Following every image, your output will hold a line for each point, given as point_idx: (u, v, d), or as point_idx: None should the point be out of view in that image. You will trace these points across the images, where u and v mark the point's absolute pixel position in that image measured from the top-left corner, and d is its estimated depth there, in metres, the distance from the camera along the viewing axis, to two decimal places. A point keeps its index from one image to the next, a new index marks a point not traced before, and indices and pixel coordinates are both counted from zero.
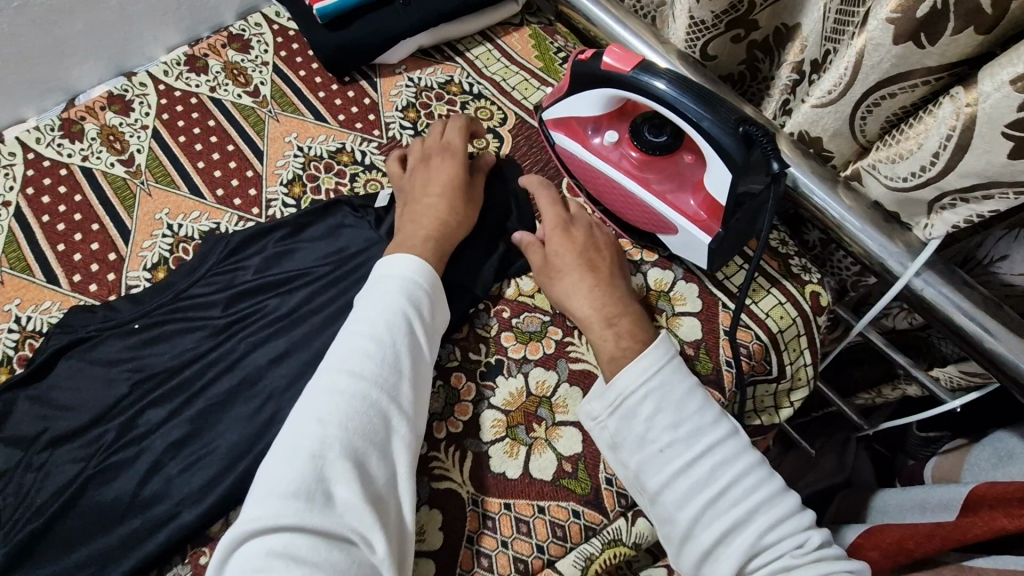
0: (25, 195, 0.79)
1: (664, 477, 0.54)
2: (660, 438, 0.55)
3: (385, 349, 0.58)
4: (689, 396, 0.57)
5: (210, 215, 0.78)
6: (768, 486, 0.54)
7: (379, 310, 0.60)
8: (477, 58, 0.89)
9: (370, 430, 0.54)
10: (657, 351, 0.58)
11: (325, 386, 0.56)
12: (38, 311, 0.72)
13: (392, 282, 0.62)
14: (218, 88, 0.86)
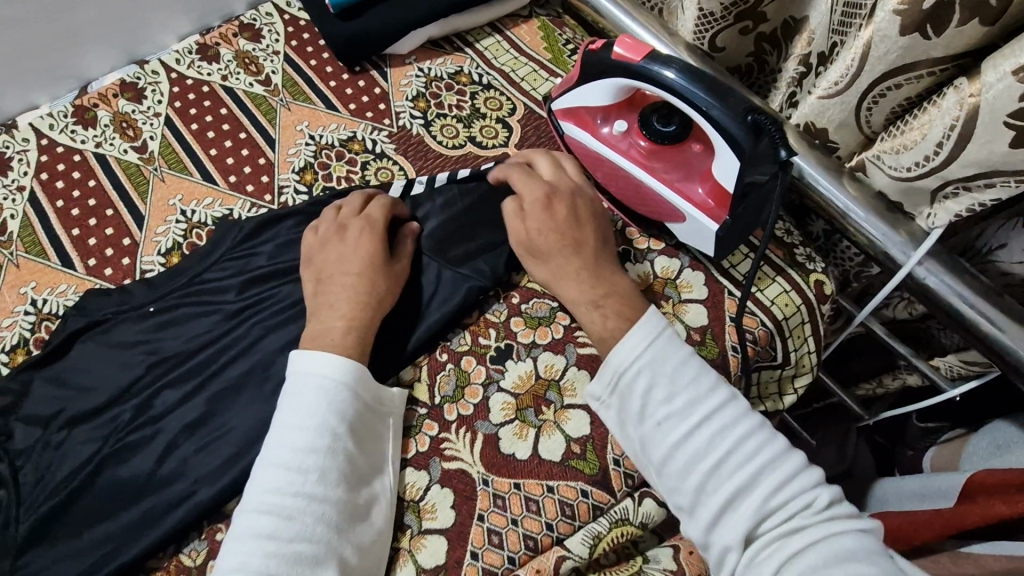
0: (39, 180, 0.79)
1: (664, 449, 0.55)
2: (658, 411, 0.56)
3: (311, 454, 0.54)
4: (682, 365, 0.58)
5: (223, 201, 0.78)
6: (769, 448, 0.55)
7: (301, 415, 0.56)
8: (487, 49, 0.90)
9: (312, 536, 0.52)
10: (648, 325, 0.60)
11: (256, 503, 0.53)
12: (53, 294, 0.72)
13: (312, 380, 0.58)
14: (230, 76, 0.87)
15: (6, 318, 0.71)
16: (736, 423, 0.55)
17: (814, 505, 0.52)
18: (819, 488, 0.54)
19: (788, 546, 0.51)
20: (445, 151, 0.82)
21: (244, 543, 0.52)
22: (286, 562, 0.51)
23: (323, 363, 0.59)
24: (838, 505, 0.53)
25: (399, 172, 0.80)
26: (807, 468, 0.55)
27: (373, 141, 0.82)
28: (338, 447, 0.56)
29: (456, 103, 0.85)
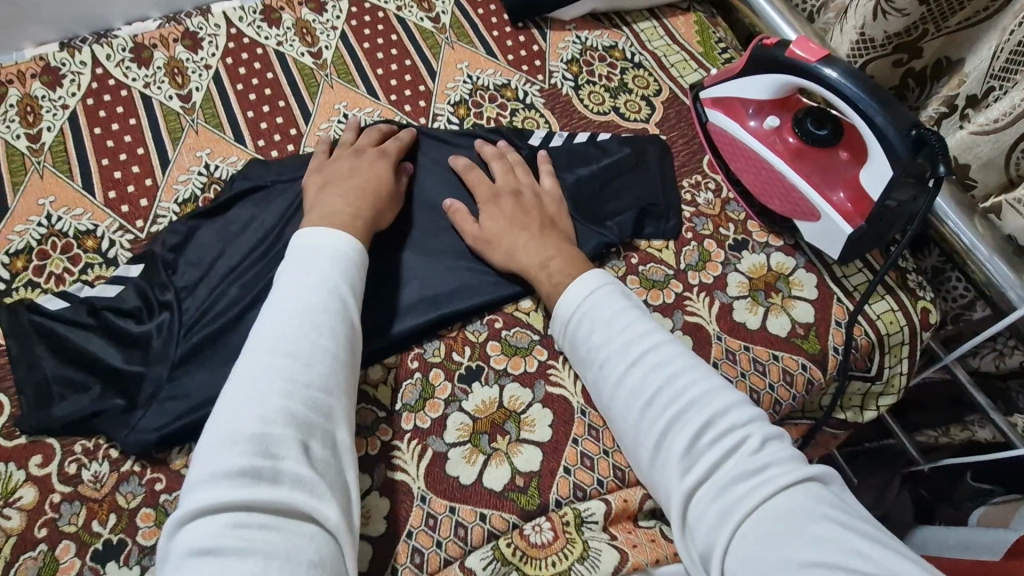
0: (224, 64, 0.87)
1: (609, 393, 0.59)
2: (597, 356, 0.61)
3: (325, 314, 0.56)
4: (622, 312, 0.61)
5: (382, 115, 0.85)
6: (704, 391, 0.55)
7: (313, 279, 0.58)
8: (643, 32, 0.94)
9: (316, 398, 0.52)
10: (586, 278, 0.64)
11: (258, 358, 0.52)
12: (225, 163, 0.80)
13: (320, 249, 0.60)
14: (404, 8, 0.93)
15: (182, 174, 0.79)
16: (674, 362, 0.57)
17: (755, 447, 0.52)
18: (757, 429, 0.53)
19: (729, 491, 0.50)
20: (590, 114, 0.86)
21: (244, 401, 0.50)
22: (293, 417, 0.50)
23: (330, 237, 0.61)
24: (780, 448, 0.52)
25: (544, 124, 0.85)
26: (749, 410, 0.55)
27: (525, 92, 0.87)
28: (347, 319, 0.57)
29: (606, 74, 0.90)
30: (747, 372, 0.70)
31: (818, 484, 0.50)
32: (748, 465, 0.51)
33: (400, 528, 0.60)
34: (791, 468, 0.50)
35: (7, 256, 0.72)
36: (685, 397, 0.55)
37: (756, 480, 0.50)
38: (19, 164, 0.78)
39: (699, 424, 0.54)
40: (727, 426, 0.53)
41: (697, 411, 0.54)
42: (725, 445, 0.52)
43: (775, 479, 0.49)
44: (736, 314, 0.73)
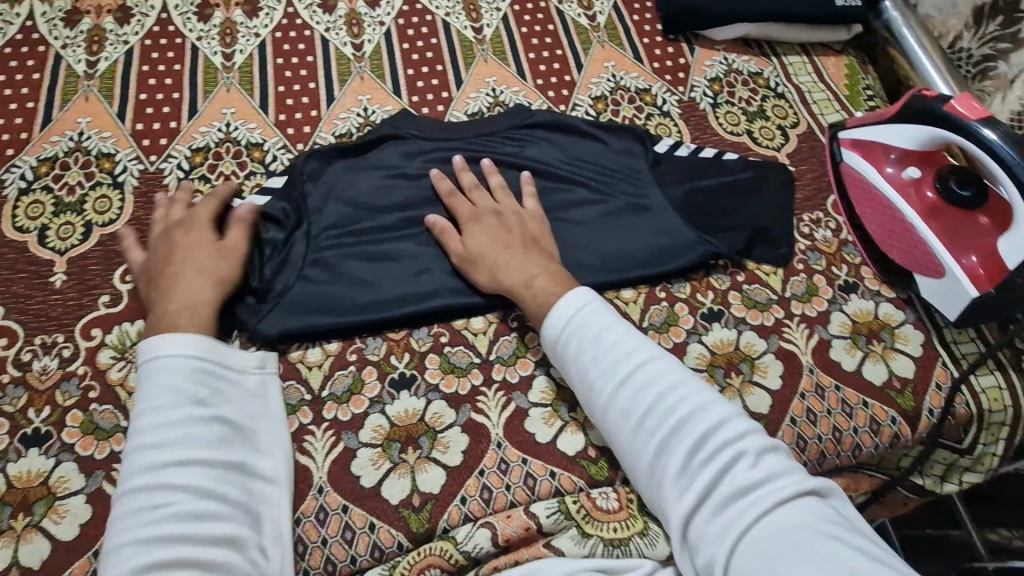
0: (396, 23, 0.94)
1: (604, 410, 0.59)
2: (586, 376, 0.61)
3: (184, 420, 0.56)
4: (604, 332, 0.61)
5: (527, 95, 0.90)
6: (687, 420, 0.55)
7: (161, 393, 0.57)
8: (791, 65, 0.96)
9: (194, 494, 0.53)
10: (570, 299, 0.63)
11: (131, 482, 0.53)
12: (381, 111, 0.87)
13: (164, 360, 0.59)
14: (565, 2, 0.98)
15: (343, 112, 0.86)
16: (665, 376, 0.58)
17: (749, 462, 0.53)
18: (746, 444, 0.54)
19: (727, 510, 0.51)
20: (724, 132, 0.88)
21: (125, 522, 0.51)
22: (174, 518, 0.51)
23: (169, 344, 0.60)
24: (777, 461, 0.53)
25: (676, 133, 0.88)
26: (743, 422, 0.55)
27: (663, 99, 0.90)
28: (208, 416, 0.58)
29: (746, 98, 0.92)
30: (833, 410, 0.70)
31: (816, 499, 0.51)
32: (744, 481, 0.52)
33: (473, 464, 0.65)
34: (787, 484, 0.51)
35: (188, 150, 0.82)
36: (677, 413, 0.55)
37: (754, 498, 0.51)
38: (212, 76, 0.88)
39: (692, 440, 0.54)
40: (722, 442, 0.54)
41: (690, 426, 0.55)
42: (721, 463, 0.53)
43: (772, 495, 0.50)
44: (833, 353, 0.73)
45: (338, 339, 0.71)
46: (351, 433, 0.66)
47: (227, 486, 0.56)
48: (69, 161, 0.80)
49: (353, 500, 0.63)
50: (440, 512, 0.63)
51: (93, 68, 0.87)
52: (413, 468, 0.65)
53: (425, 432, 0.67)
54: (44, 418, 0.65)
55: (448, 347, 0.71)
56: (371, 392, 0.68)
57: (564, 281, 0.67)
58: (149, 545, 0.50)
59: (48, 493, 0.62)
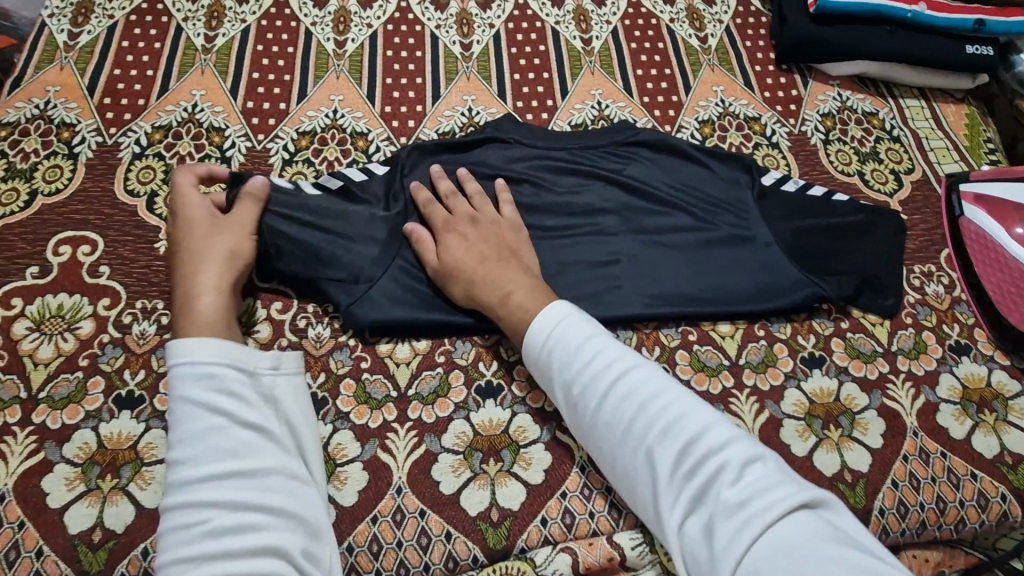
0: (506, 27, 0.94)
1: (587, 423, 0.56)
2: (567, 388, 0.57)
3: (216, 427, 0.52)
4: (591, 340, 0.57)
5: (633, 111, 0.88)
6: (670, 428, 0.51)
7: (189, 406, 0.52)
8: (908, 108, 0.92)
9: (231, 506, 0.49)
10: (552, 309, 0.60)
11: (171, 496, 0.50)
12: (486, 112, 0.87)
13: (184, 366, 0.54)
14: (676, 21, 0.97)
15: (447, 110, 0.86)
16: (643, 387, 0.53)
17: (733, 477, 0.47)
18: (730, 454, 0.49)
19: (717, 529, 0.45)
20: (834, 170, 0.85)
21: (169, 536, 0.48)
22: (212, 533, 0.48)
23: (200, 348, 0.55)
24: (762, 474, 0.47)
25: (784, 166, 0.85)
26: (724, 432, 0.50)
27: (773, 130, 0.88)
28: (235, 420, 0.53)
29: (859, 138, 0.88)
30: (938, 478, 0.66)
31: (810, 513, 0.44)
32: (734, 500, 0.46)
33: (555, 485, 0.64)
34: (775, 499, 0.45)
35: (295, 132, 0.83)
36: (658, 428, 0.51)
37: (743, 515, 0.45)
38: (323, 62, 0.89)
39: (676, 458, 0.49)
40: (705, 456, 0.48)
41: (670, 441, 0.50)
42: (704, 481, 0.48)
43: (763, 514, 0.44)
44: (940, 417, 0.69)
45: (428, 339, 0.70)
46: (434, 436, 0.65)
47: (267, 491, 0.51)
48: (182, 131, 0.82)
49: (431, 506, 0.62)
50: (519, 529, 0.62)
51: (211, 42, 0.90)
52: (494, 481, 0.63)
53: (508, 445, 0.65)
54: (138, 381, 0.66)
55: None
56: (457, 397, 0.67)
57: (538, 298, 0.63)
58: (189, 562, 0.47)
59: (135, 456, 0.62)
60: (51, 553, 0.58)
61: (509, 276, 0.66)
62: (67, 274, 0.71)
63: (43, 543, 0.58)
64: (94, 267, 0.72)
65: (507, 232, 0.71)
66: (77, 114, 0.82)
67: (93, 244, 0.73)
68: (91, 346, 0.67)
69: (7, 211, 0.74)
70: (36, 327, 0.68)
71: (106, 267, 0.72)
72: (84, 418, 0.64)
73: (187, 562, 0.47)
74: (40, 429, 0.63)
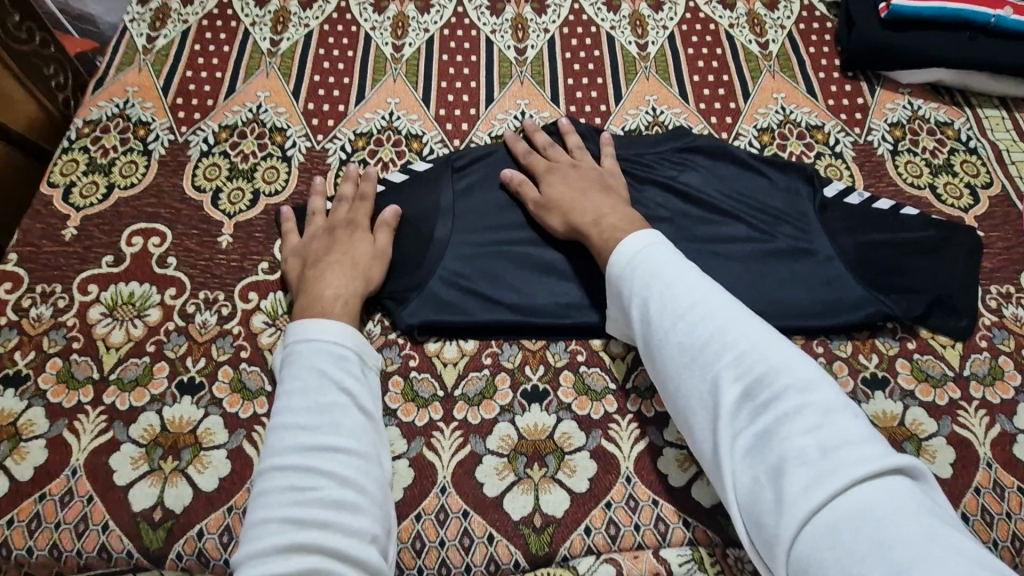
0: (561, 32, 0.94)
1: (661, 352, 0.54)
2: (645, 314, 0.56)
3: (331, 389, 0.56)
4: (672, 270, 0.56)
5: (688, 118, 0.87)
6: (753, 366, 0.49)
7: (308, 376, 0.57)
8: (986, 119, 0.87)
9: (339, 478, 0.52)
10: (639, 240, 0.60)
11: (278, 457, 0.53)
12: (538, 116, 0.87)
13: (307, 338, 0.60)
14: (736, 27, 0.94)
15: (501, 114, 0.87)
16: (726, 322, 0.52)
17: (814, 424, 0.45)
18: (814, 402, 0.46)
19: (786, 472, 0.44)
20: (903, 183, 0.81)
21: (269, 498, 0.51)
22: (320, 501, 0.50)
23: (320, 330, 0.61)
24: (850, 427, 0.45)
25: (848, 177, 0.81)
26: (810, 380, 0.48)
27: (836, 139, 0.84)
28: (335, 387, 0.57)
29: (931, 149, 0.83)
30: (1015, 515, 0.61)
31: (898, 471, 0.43)
32: (807, 445, 0.44)
33: (600, 494, 0.62)
34: (860, 454, 0.43)
35: (352, 134, 0.85)
36: (734, 361, 0.49)
37: (820, 449, 0.43)
38: (381, 65, 0.91)
39: (751, 391, 0.48)
40: (784, 399, 0.46)
41: (744, 376, 0.48)
42: (778, 420, 0.46)
43: (843, 467, 0.42)
44: (1017, 449, 0.64)
45: (475, 338, 0.71)
46: (479, 438, 0.65)
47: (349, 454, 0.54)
48: (247, 131, 0.85)
49: (474, 507, 0.62)
50: (562, 538, 0.61)
51: (276, 46, 0.93)
52: (538, 486, 0.63)
53: (552, 451, 0.65)
54: (199, 368, 0.69)
55: (584, 367, 0.69)
56: (502, 400, 0.67)
57: None
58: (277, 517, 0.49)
59: (194, 440, 0.65)
60: (116, 528, 0.61)
61: (602, 203, 0.69)
62: (138, 264, 0.75)
63: (109, 518, 0.62)
64: (163, 258, 0.76)
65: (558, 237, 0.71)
66: (152, 113, 0.87)
67: (163, 236, 0.77)
68: (158, 333, 0.71)
69: (86, 203, 0.79)
70: (109, 313, 0.72)
71: (173, 259, 0.75)
72: (150, 401, 0.67)
73: (272, 512, 0.49)
74: (109, 410, 0.67)
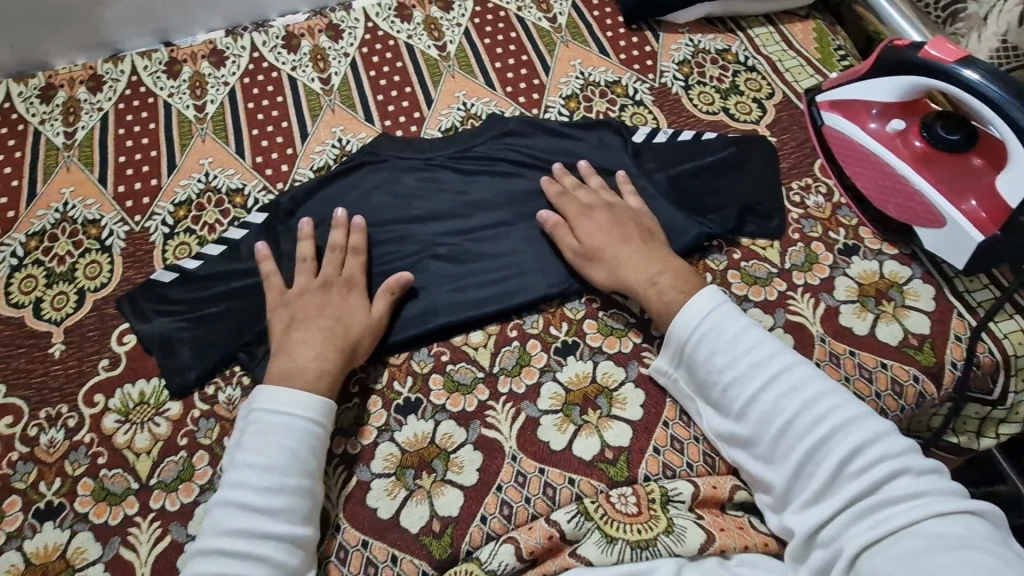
0: (361, 53, 0.95)
1: (733, 412, 0.57)
2: (717, 373, 0.58)
3: (285, 484, 0.56)
4: (745, 334, 0.58)
5: (498, 104, 0.90)
6: (848, 431, 0.52)
7: (271, 453, 0.57)
8: (758, 37, 0.95)
9: (277, 569, 0.54)
10: (710, 295, 0.61)
11: (216, 543, 0.54)
12: (355, 138, 0.87)
13: (265, 415, 0.59)
14: (524, 8, 0.98)
15: (318, 146, 0.87)
16: (812, 385, 0.54)
17: (902, 480, 0.49)
18: (908, 461, 0.50)
19: (867, 516, 0.48)
20: (699, 113, 0.87)
21: None
22: None
23: (293, 403, 0.60)
24: (932, 481, 0.49)
25: (652, 120, 0.87)
26: (899, 441, 0.51)
27: (634, 89, 0.90)
28: (285, 481, 0.57)
29: (717, 76, 0.91)
30: (852, 377, 0.68)
31: (981, 520, 0.46)
32: (884, 496, 0.48)
33: (490, 480, 0.64)
34: (935, 501, 0.47)
35: (171, 205, 0.83)
36: (824, 424, 0.52)
37: (911, 506, 0.47)
38: (187, 130, 0.89)
39: (844, 457, 0.51)
40: (864, 456, 0.50)
41: (839, 438, 0.52)
42: (859, 477, 0.50)
43: (914, 512, 0.47)
44: (842, 318, 0.71)
45: None
46: (363, 465, 0.65)
47: (287, 548, 0.55)
48: (58, 232, 0.81)
49: (372, 535, 0.62)
50: (462, 534, 0.61)
51: (71, 138, 0.89)
52: (430, 492, 0.63)
53: (437, 454, 0.65)
54: (55, 490, 0.65)
55: (450, 365, 0.70)
56: (377, 421, 0.67)
57: None
58: None
59: (66, 565, 0.61)
60: None
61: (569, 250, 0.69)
62: None
63: None
64: None
65: None
66: None
67: None
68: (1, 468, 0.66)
69: None
70: None
71: (3, 385, 0.71)
72: (8, 540, 0.63)
73: None
74: None
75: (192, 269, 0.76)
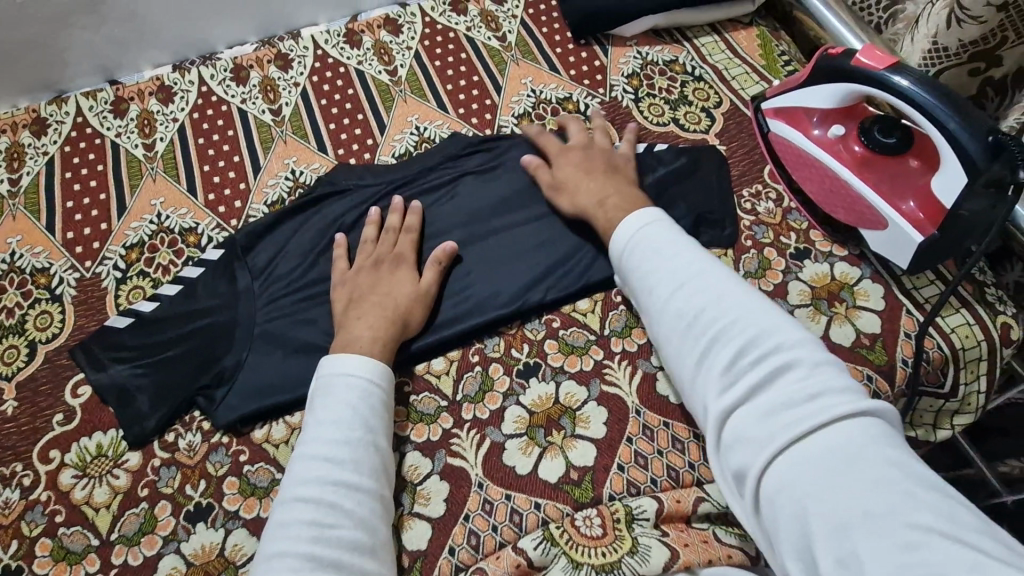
0: (311, 82, 0.95)
1: (656, 318, 0.58)
2: (641, 280, 0.59)
3: (356, 438, 0.57)
4: (676, 244, 0.59)
5: (451, 126, 0.90)
6: (754, 330, 0.51)
7: (341, 411, 0.58)
8: (704, 46, 0.96)
9: (355, 519, 0.53)
10: (650, 212, 0.62)
11: (295, 500, 0.53)
12: (309, 169, 0.87)
13: (335, 380, 0.61)
14: (473, 28, 0.99)
15: (271, 179, 0.86)
16: (725, 292, 0.54)
17: (799, 377, 0.47)
18: (806, 360, 0.48)
19: (766, 415, 0.46)
20: (649, 125, 0.88)
21: (285, 531, 0.52)
22: (336, 538, 0.51)
23: (357, 366, 0.62)
24: (830, 379, 0.46)
25: (604, 135, 0.88)
26: (804, 343, 0.49)
27: (586, 105, 0.91)
28: (356, 437, 0.57)
29: (666, 88, 0.92)
30: None
31: (873, 421, 0.44)
32: (780, 396, 0.46)
33: (457, 510, 0.64)
34: (830, 401, 0.45)
35: (122, 249, 0.81)
36: (730, 323, 0.52)
37: (805, 405, 0.45)
38: (137, 169, 0.88)
39: (744, 353, 0.50)
40: (771, 357, 0.48)
41: (741, 337, 0.51)
42: (765, 377, 0.48)
43: (810, 415, 0.44)
44: (796, 322, 0.73)
45: (300, 410, 0.69)
46: None
47: (360, 502, 0.54)
48: (6, 283, 0.79)
49: None
50: (430, 567, 0.61)
51: (16, 185, 0.87)
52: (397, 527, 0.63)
53: (403, 487, 0.65)
54: (13, 552, 0.64)
55: (413, 395, 0.70)
56: None
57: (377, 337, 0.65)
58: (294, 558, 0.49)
59: None
60: None
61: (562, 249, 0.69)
62: None
63: None
64: None
65: (347, 284, 0.72)
66: None
67: None
68: None
69: None
70: None
71: None
72: None
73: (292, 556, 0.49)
74: None
75: (148, 313, 0.75)
